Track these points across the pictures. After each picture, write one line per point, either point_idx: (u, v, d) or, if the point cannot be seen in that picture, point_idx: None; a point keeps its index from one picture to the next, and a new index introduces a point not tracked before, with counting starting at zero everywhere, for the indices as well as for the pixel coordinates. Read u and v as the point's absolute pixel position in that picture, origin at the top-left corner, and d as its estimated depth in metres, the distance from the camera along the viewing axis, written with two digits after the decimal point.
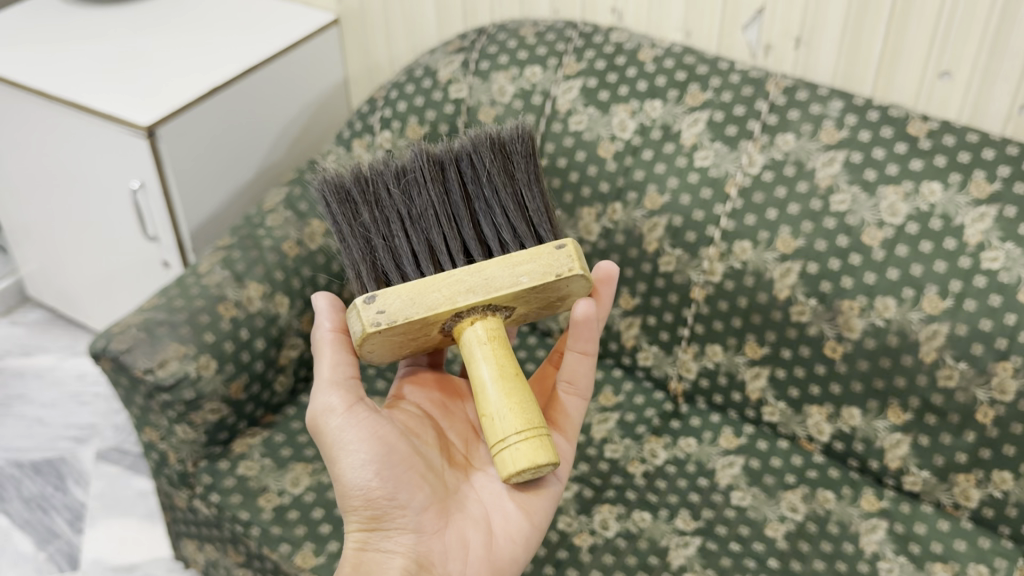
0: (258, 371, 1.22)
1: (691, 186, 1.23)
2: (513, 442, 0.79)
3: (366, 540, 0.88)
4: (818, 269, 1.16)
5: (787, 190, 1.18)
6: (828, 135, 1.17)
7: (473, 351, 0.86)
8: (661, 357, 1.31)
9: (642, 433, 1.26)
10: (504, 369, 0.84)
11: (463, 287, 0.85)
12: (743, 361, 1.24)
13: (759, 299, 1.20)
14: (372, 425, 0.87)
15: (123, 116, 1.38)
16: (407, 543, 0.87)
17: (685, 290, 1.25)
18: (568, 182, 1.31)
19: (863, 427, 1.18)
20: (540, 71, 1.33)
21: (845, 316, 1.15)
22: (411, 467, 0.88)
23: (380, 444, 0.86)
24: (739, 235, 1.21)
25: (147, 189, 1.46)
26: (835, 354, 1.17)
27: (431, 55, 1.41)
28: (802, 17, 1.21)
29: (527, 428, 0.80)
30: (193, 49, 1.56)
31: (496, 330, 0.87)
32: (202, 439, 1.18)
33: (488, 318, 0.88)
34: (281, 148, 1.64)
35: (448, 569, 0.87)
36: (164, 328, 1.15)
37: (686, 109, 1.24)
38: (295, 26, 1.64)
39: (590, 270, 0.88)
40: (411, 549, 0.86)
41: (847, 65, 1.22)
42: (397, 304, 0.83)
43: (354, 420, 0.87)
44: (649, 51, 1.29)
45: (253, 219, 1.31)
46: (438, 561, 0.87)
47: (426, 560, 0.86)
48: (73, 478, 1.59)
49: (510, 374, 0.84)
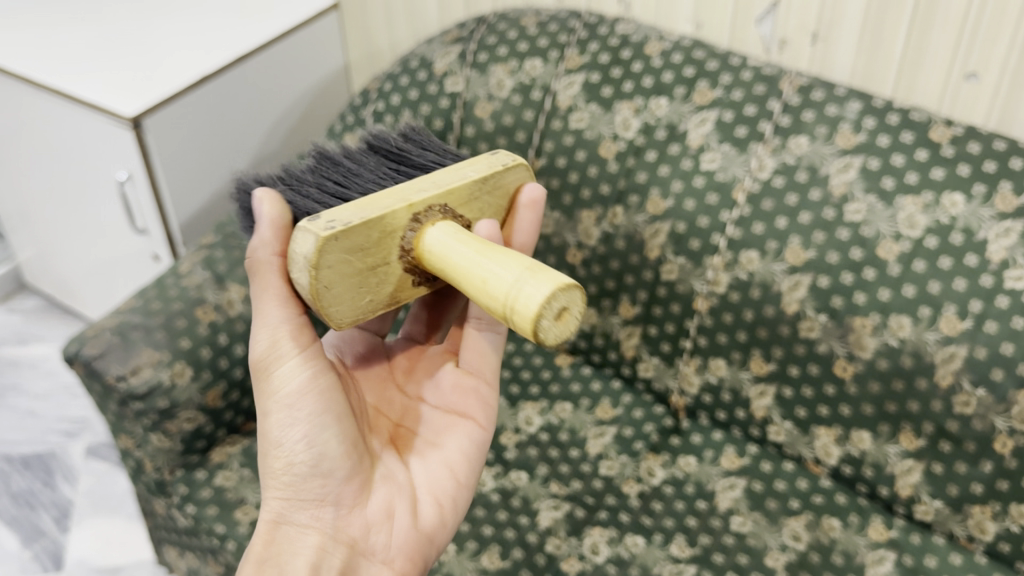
0: (237, 378, 1.17)
1: (697, 190, 1.16)
2: (522, 281, 0.69)
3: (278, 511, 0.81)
4: (829, 283, 1.09)
5: (798, 198, 1.11)
6: (844, 139, 1.10)
7: (440, 243, 0.78)
8: (662, 369, 1.24)
9: (640, 449, 1.20)
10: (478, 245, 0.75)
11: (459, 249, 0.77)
12: (748, 378, 1.17)
13: (766, 313, 1.13)
14: (320, 369, 0.82)
15: (107, 105, 1.33)
16: (322, 518, 0.81)
17: (688, 300, 1.18)
18: (568, 183, 1.24)
19: (874, 452, 1.11)
20: (540, 64, 1.26)
21: (857, 334, 1.08)
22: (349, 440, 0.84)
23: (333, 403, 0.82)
24: (747, 244, 1.13)
25: (135, 181, 1.41)
26: (845, 374, 1.10)
27: (427, 45, 1.34)
28: (820, 10, 1.12)
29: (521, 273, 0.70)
30: (185, 35, 1.49)
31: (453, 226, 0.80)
32: (179, 447, 1.13)
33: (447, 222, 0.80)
34: (278, 137, 1.59)
35: (372, 543, 0.81)
36: (139, 333, 1.10)
37: (694, 107, 1.17)
38: (292, 10, 1.57)
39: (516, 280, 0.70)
40: (328, 526, 0.80)
41: (868, 64, 1.13)
42: (343, 215, 0.77)
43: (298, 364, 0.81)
44: (656, 44, 1.22)
45: (238, 215, 1.27)
46: (359, 538, 0.81)
47: (344, 538, 0.81)
48: (61, 474, 1.56)
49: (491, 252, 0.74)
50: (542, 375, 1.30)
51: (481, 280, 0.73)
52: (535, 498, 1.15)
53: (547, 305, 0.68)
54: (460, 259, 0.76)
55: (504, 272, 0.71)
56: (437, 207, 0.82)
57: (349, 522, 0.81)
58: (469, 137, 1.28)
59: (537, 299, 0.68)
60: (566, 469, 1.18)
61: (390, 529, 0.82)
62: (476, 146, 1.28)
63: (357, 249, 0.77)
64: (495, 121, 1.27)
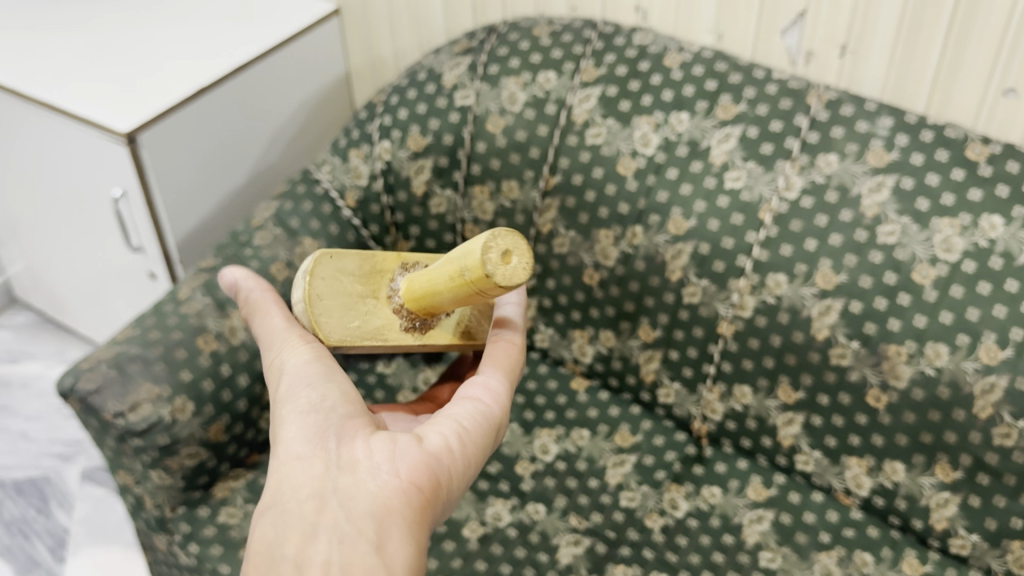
0: (241, 410, 1.11)
1: (721, 210, 1.11)
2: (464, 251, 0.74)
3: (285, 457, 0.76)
4: (861, 309, 1.04)
5: (828, 219, 1.06)
6: (876, 157, 1.05)
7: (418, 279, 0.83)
8: (684, 395, 1.19)
9: (662, 479, 1.15)
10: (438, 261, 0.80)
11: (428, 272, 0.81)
12: (775, 406, 1.12)
13: (794, 339, 1.08)
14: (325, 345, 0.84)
15: (101, 120, 1.27)
16: (326, 449, 0.75)
17: (712, 324, 1.13)
18: (584, 201, 1.19)
19: (908, 483, 1.06)
20: (554, 77, 1.20)
21: (891, 362, 1.03)
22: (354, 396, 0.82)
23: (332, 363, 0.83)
24: (774, 267, 1.08)
25: (130, 198, 1.35)
26: (878, 403, 1.05)
27: (434, 56, 1.28)
28: (849, 22, 1.07)
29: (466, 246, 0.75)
30: (180, 44, 1.43)
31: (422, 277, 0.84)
32: (180, 483, 1.08)
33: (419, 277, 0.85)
34: (277, 149, 1.53)
35: (374, 462, 0.74)
36: (137, 365, 1.05)
37: (716, 123, 1.12)
38: (291, 17, 1.51)
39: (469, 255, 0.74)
40: (333, 454, 0.75)
41: (899, 78, 1.08)
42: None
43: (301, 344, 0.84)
44: (676, 56, 1.17)
45: (239, 236, 1.21)
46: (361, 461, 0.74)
47: (347, 464, 0.74)
48: (56, 501, 1.51)
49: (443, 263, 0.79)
50: (557, 400, 1.25)
51: (445, 272, 0.77)
52: (554, 533, 1.10)
53: (486, 243, 0.70)
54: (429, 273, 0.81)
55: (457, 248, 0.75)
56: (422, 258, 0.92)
57: (352, 451, 0.75)
58: (480, 153, 1.23)
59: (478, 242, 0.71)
60: (585, 501, 1.13)
61: (393, 450, 0.75)
62: (487, 162, 1.23)
63: (348, 271, 0.87)
64: (508, 136, 1.21)
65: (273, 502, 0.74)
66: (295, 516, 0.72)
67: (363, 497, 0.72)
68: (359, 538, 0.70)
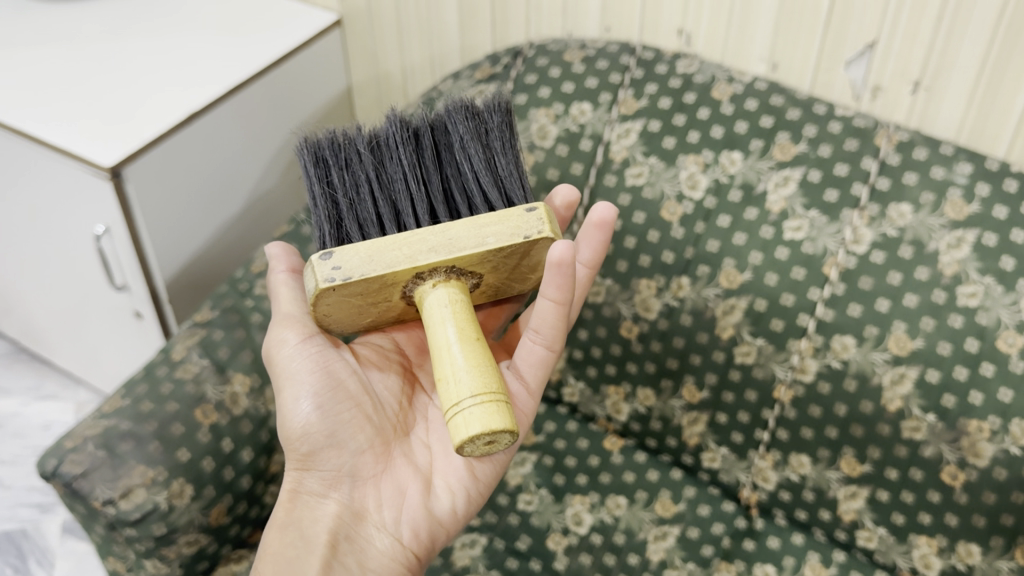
0: (244, 488, 0.99)
1: (779, 263, 1.00)
2: (466, 407, 0.71)
3: (299, 484, 0.85)
4: (939, 379, 0.94)
5: (902, 277, 0.95)
6: (954, 209, 0.95)
7: (433, 315, 0.79)
8: (732, 460, 1.08)
9: (710, 556, 1.03)
10: (463, 331, 0.77)
11: (440, 339, 0.76)
12: (836, 478, 1.02)
13: (862, 409, 0.98)
14: (321, 359, 0.86)
15: (81, 153, 1.13)
16: (340, 488, 0.84)
17: (767, 388, 1.03)
18: (623, 248, 1.07)
19: (984, 567, 0.95)
20: (590, 108, 1.09)
21: (971, 438, 0.93)
22: (354, 407, 0.86)
23: (325, 379, 0.85)
24: (840, 328, 0.97)
25: (113, 234, 1.22)
26: (954, 482, 0.95)
27: (453, 81, 1.16)
28: (925, 57, 0.96)
29: (484, 392, 0.71)
30: (168, 61, 1.29)
31: (457, 295, 0.80)
32: (177, 572, 0.96)
33: (450, 282, 0.81)
34: (274, 174, 1.40)
35: (382, 517, 0.84)
36: (129, 443, 0.93)
37: (773, 164, 1.02)
38: (287, 30, 1.37)
39: (459, 419, 0.71)
40: (346, 496, 0.84)
41: (979, 117, 0.97)
42: (355, 261, 0.77)
43: (304, 350, 0.86)
44: (725, 86, 1.06)
45: (238, 284, 1.09)
46: (371, 507, 0.84)
47: (360, 509, 0.84)
48: (35, 558, 1.38)
49: (468, 337, 0.76)
50: (589, 461, 1.13)
51: (443, 377, 0.74)
52: None
53: (465, 442, 0.70)
54: (438, 341, 0.77)
55: (458, 385, 0.72)
56: (445, 268, 0.79)
57: (364, 497, 0.84)
58: None
59: (463, 433, 0.70)
60: None
61: (400, 506, 0.84)
62: None
63: (355, 293, 0.79)
64: (538, 175, 1.10)
65: (291, 525, 0.83)
66: (311, 545, 0.81)
67: (374, 553, 0.82)
68: (378, 556, 0.82)
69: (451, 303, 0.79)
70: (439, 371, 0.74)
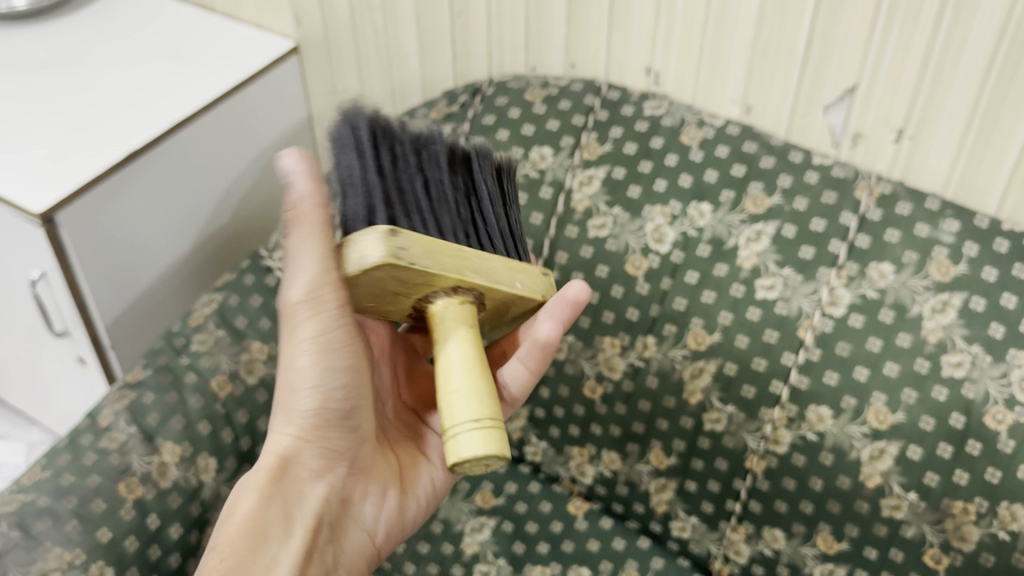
0: (173, 567, 0.93)
1: (751, 324, 0.92)
2: (466, 431, 0.60)
3: (290, 458, 0.74)
4: (921, 455, 0.87)
5: (882, 343, 0.88)
6: (940, 270, 0.87)
7: (446, 329, 0.67)
8: (703, 531, 1.00)
9: None
10: (478, 356, 0.65)
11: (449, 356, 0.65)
12: (812, 555, 0.94)
13: (838, 484, 0.91)
14: (330, 328, 0.70)
15: (11, 198, 1.06)
16: (333, 475, 0.76)
17: (737, 458, 0.96)
18: (585, 302, 1.00)
19: None
20: (551, 153, 1.02)
21: (955, 520, 0.86)
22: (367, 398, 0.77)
23: (358, 361, 0.75)
24: (816, 397, 0.90)
25: (49, 280, 1.14)
26: (938, 566, 0.87)
27: (408, 120, 1.09)
28: (909, 103, 0.89)
29: (490, 419, 0.61)
30: (113, 95, 1.22)
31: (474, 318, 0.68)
32: None
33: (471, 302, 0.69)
34: (228, 210, 1.32)
35: (364, 509, 0.78)
36: (45, 522, 0.85)
37: (745, 217, 0.94)
38: (243, 58, 1.29)
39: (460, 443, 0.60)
40: (337, 483, 0.76)
41: (968, 171, 0.90)
42: (421, 250, 0.64)
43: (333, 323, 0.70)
44: (695, 130, 0.99)
45: (175, 339, 1.01)
46: (357, 497, 0.78)
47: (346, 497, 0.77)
48: None
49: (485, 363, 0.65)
50: (551, 527, 1.04)
51: (449, 392, 0.62)
52: None
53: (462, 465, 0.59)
54: (446, 359, 0.65)
55: (470, 406, 0.61)
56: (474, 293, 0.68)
57: (353, 485, 0.77)
58: None
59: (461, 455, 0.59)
60: None
61: (380, 502, 0.79)
62: None
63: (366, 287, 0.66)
64: None
65: (277, 503, 0.73)
66: (296, 533, 0.72)
67: (353, 548, 0.77)
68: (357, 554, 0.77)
69: (465, 322, 0.67)
70: (447, 386, 0.63)
